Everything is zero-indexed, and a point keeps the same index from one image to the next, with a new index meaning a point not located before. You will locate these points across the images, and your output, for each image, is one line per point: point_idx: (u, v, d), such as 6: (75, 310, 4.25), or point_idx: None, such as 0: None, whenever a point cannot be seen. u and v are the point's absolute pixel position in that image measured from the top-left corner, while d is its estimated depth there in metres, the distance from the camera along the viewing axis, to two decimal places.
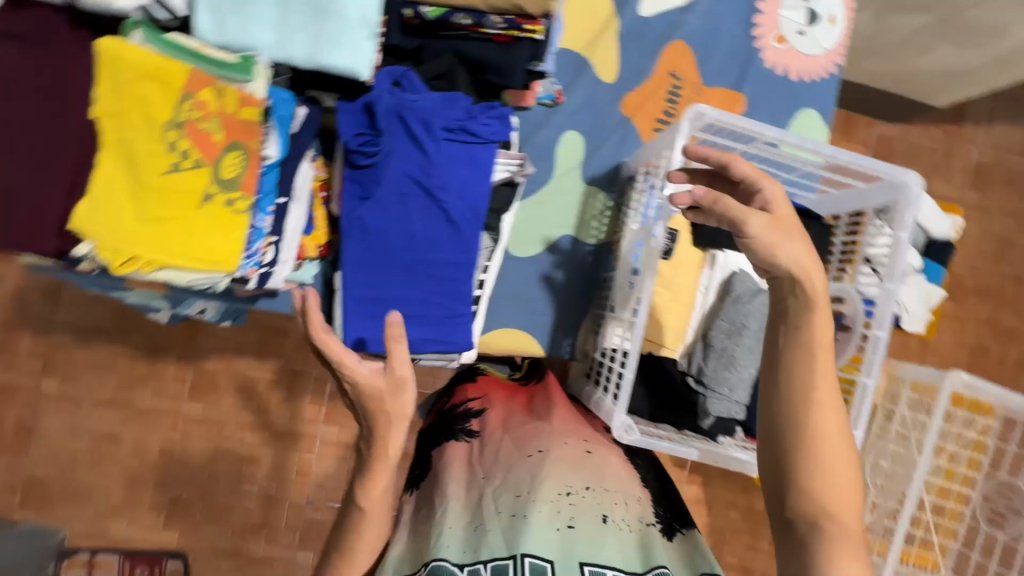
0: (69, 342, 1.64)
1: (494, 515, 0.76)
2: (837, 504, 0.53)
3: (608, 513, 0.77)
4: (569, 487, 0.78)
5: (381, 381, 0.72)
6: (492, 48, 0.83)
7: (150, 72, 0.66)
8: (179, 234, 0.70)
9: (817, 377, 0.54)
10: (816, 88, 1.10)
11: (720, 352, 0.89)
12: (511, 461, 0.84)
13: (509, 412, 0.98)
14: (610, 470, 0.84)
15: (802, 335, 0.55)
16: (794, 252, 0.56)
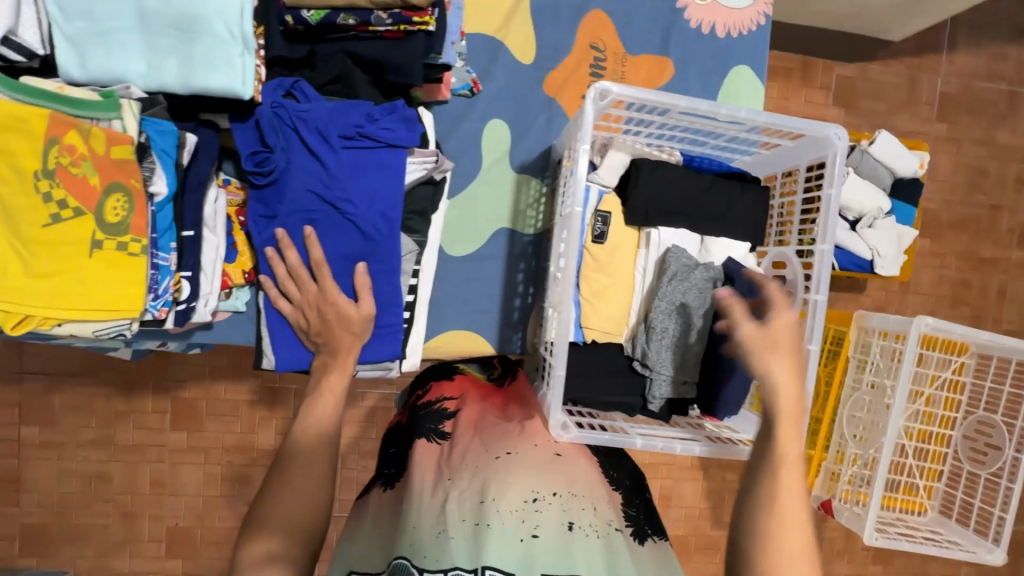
0: (42, 389, 1.61)
1: (458, 523, 0.74)
2: None
3: (573, 521, 0.74)
4: (535, 491, 0.76)
5: (354, 313, 0.81)
6: (383, 45, 0.79)
7: (2, 121, 0.61)
8: (72, 286, 0.67)
9: (780, 490, 0.66)
10: (745, 43, 1.05)
11: (662, 333, 0.87)
12: (477, 466, 0.81)
13: (483, 414, 0.94)
14: (579, 473, 0.81)
15: (769, 448, 0.68)
16: (772, 365, 0.69)
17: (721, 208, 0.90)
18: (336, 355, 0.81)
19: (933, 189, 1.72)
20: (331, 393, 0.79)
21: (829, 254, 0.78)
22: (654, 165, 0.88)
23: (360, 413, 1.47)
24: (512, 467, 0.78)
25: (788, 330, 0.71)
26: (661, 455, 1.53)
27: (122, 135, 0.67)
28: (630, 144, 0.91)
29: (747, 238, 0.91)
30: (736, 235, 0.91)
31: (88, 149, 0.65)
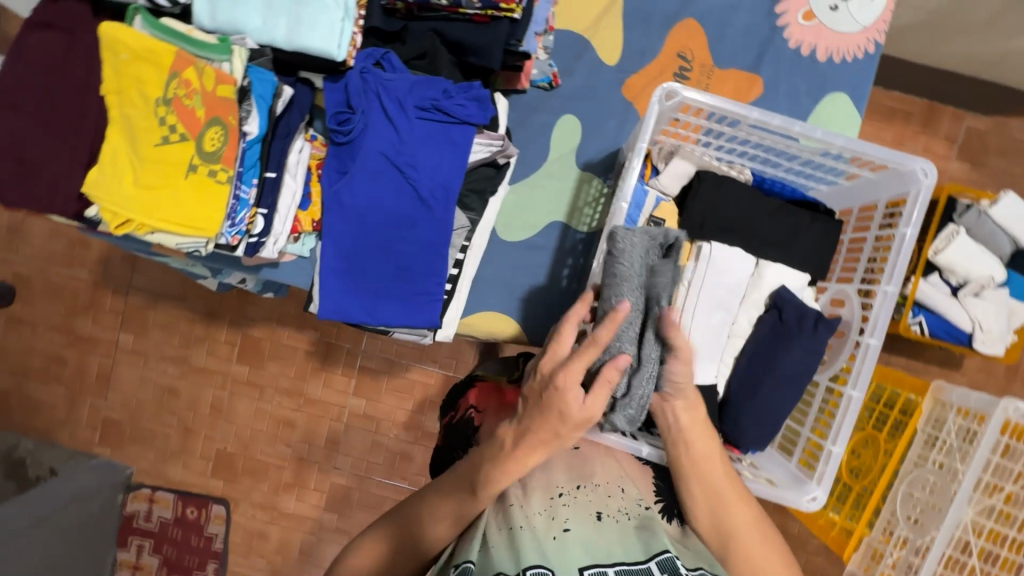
0: (142, 304, 1.84)
1: (498, 532, 0.64)
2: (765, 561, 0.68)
3: (601, 510, 0.69)
4: (559, 488, 0.71)
5: (576, 408, 0.64)
6: (470, 28, 0.83)
7: (141, 53, 0.72)
8: (167, 200, 0.77)
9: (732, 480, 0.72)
10: (848, 69, 0.99)
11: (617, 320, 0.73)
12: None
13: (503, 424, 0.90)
14: (597, 462, 0.77)
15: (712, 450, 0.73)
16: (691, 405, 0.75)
17: (786, 234, 0.85)
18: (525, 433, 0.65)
19: None
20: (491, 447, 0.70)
21: (892, 297, 0.72)
22: (718, 178, 0.85)
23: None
24: (536, 471, 0.74)
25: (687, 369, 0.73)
26: None
27: (229, 76, 0.77)
28: (698, 156, 0.88)
29: (809, 270, 0.85)
30: (795, 264, 0.85)
31: (200, 85, 0.75)
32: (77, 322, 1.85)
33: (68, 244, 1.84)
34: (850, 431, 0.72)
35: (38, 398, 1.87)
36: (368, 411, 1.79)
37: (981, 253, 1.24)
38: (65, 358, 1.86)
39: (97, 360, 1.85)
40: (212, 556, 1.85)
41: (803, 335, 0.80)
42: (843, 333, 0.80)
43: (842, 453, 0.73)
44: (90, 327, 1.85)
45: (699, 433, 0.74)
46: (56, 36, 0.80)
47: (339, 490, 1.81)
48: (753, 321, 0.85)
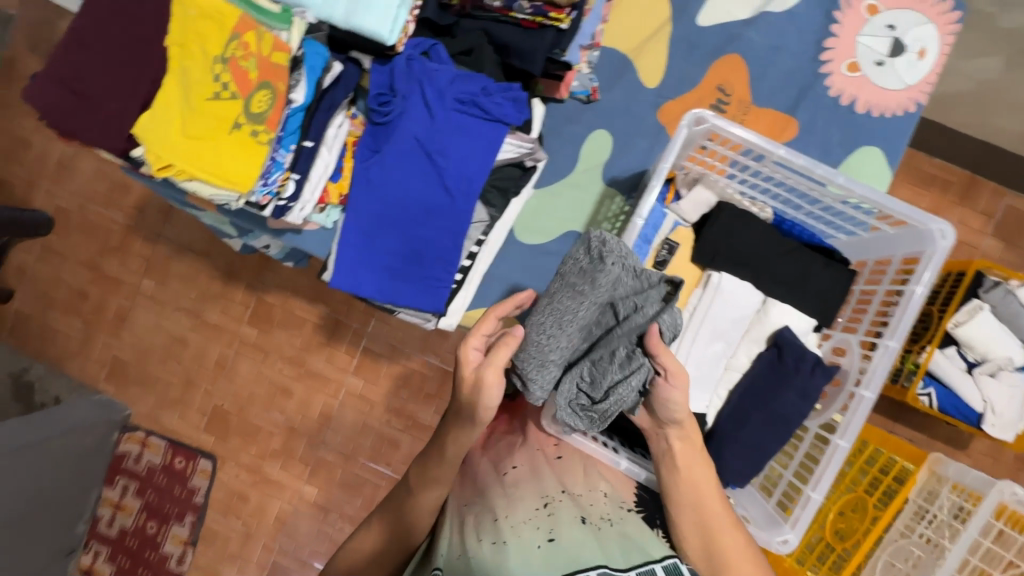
0: (167, 254, 1.90)
1: (478, 543, 0.67)
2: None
3: (586, 515, 0.70)
4: (545, 497, 0.73)
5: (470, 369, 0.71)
6: (518, 32, 0.86)
7: (207, 11, 0.78)
8: (208, 151, 0.80)
9: (720, 508, 0.72)
10: (886, 124, 0.99)
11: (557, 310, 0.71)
12: (482, 480, 0.79)
13: (492, 426, 0.92)
14: (579, 473, 0.80)
15: (696, 475, 0.74)
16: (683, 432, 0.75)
17: (795, 277, 0.85)
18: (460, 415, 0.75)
19: None
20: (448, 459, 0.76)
21: (893, 352, 0.71)
22: (737, 213, 0.86)
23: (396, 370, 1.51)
24: (523, 481, 0.76)
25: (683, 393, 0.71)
26: None
27: (285, 44, 0.82)
28: (722, 187, 0.89)
29: (814, 315, 0.85)
30: (802, 307, 0.85)
31: (257, 48, 0.80)
32: (104, 261, 1.93)
33: (109, 186, 1.93)
34: (833, 479, 0.71)
35: (56, 327, 1.95)
36: (363, 391, 1.82)
37: (1000, 332, 1.21)
38: (87, 294, 1.94)
39: (117, 300, 1.92)
40: (190, 509, 1.88)
41: (799, 375, 0.80)
42: (840, 382, 0.79)
43: (819, 501, 0.71)
44: (116, 268, 1.93)
45: (693, 460, 0.74)
46: None
47: (323, 465, 1.84)
48: (752, 357, 0.86)
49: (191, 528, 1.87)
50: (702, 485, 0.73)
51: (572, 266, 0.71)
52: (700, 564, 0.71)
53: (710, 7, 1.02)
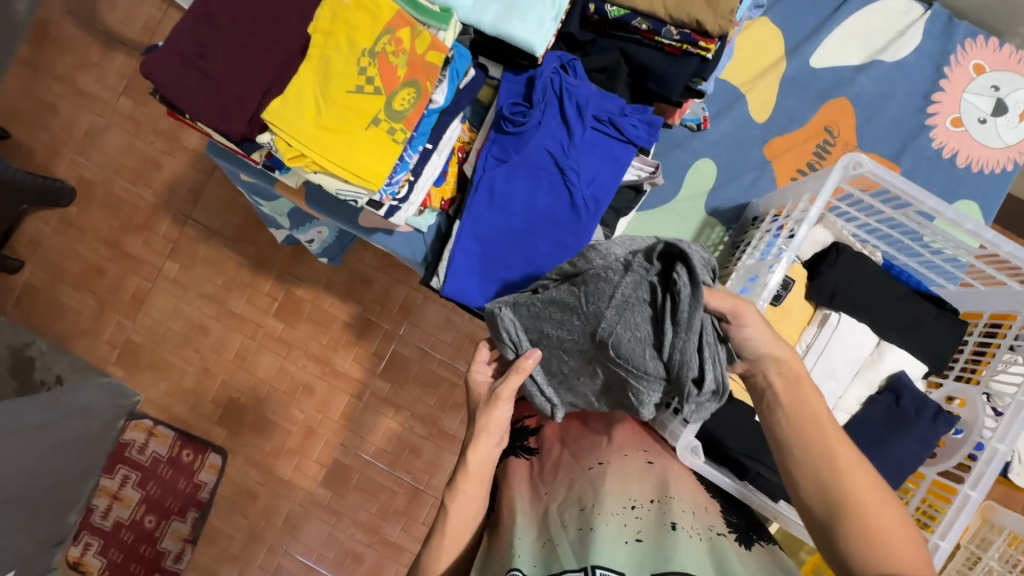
0: (195, 237, 1.82)
1: (562, 530, 0.69)
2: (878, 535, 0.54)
3: (676, 521, 0.66)
4: (632, 499, 0.70)
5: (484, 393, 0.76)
6: (660, 57, 0.86)
7: (364, 4, 0.77)
8: (344, 146, 0.78)
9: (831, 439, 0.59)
10: (983, 179, 1.03)
11: (578, 350, 0.71)
12: (569, 470, 0.77)
13: (567, 423, 0.86)
14: (672, 479, 0.75)
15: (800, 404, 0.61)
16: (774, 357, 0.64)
17: (911, 323, 0.87)
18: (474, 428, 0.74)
19: None
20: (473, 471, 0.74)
21: None
22: (856, 255, 0.87)
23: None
24: (608, 475, 0.73)
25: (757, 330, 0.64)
26: None
27: (442, 45, 0.79)
28: (839, 228, 0.91)
29: (928, 362, 0.88)
30: (915, 353, 0.87)
31: (410, 45, 0.78)
32: (127, 239, 1.84)
33: (138, 161, 1.83)
34: (961, 529, 0.71)
35: (65, 303, 1.84)
36: (390, 395, 1.76)
37: None
38: (104, 270, 1.84)
39: (136, 280, 1.83)
40: (193, 505, 1.78)
41: (920, 423, 0.82)
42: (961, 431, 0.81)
43: (946, 548, 0.71)
44: (138, 247, 1.84)
45: (803, 383, 0.61)
46: None
47: (339, 468, 1.77)
48: (863, 400, 0.88)
49: (193, 525, 1.77)
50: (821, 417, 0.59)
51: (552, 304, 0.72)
52: (819, 511, 0.57)
53: (824, 50, 1.05)
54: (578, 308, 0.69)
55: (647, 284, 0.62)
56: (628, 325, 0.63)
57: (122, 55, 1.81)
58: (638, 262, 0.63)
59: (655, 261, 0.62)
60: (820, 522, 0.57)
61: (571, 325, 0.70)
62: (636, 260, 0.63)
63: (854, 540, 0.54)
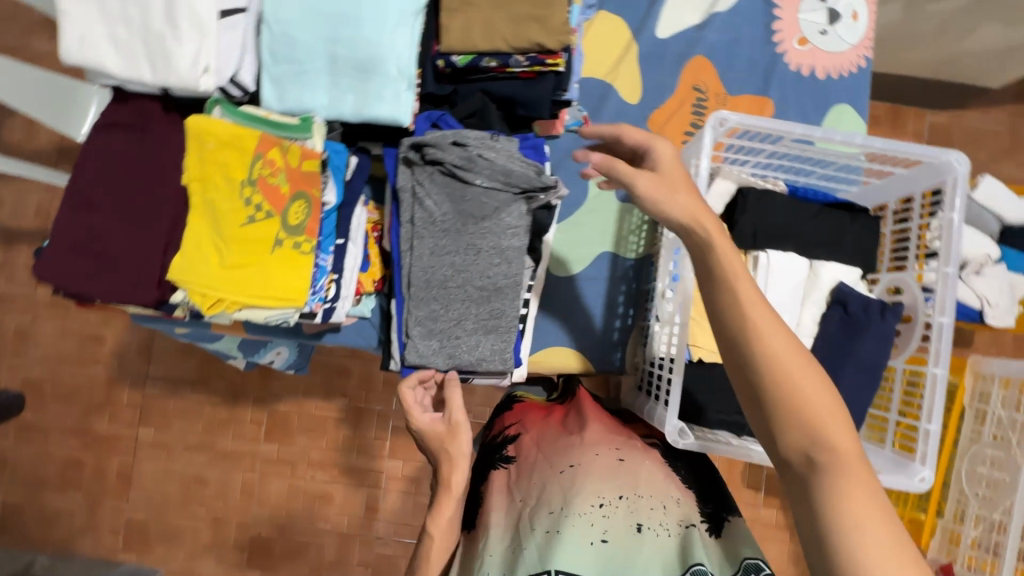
0: (160, 394, 1.78)
1: (531, 534, 0.75)
2: (811, 412, 0.50)
3: (642, 522, 0.74)
4: (600, 498, 0.76)
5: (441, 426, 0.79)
6: (518, 84, 0.91)
7: (225, 140, 0.77)
8: (255, 276, 0.79)
9: (751, 309, 0.53)
10: (844, 83, 1.10)
11: (466, 247, 0.89)
12: (541, 477, 0.83)
13: (543, 431, 0.93)
14: (646, 474, 0.81)
15: (723, 271, 0.55)
16: (680, 205, 0.60)
17: (831, 235, 0.92)
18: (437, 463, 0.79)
19: None
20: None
21: (953, 277, 0.78)
22: (761, 193, 0.92)
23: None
24: (579, 477, 0.79)
25: (675, 163, 0.64)
26: (748, 508, 1.45)
27: (313, 151, 0.82)
28: (737, 174, 0.95)
29: (859, 264, 0.93)
30: (846, 260, 0.93)
31: (284, 163, 0.80)
32: (92, 422, 1.77)
33: (78, 343, 1.78)
34: (941, 405, 0.76)
35: (54, 509, 1.76)
36: (406, 472, 1.73)
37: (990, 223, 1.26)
38: (81, 461, 1.77)
39: (117, 459, 1.76)
40: None
41: (872, 322, 0.86)
42: (910, 317, 0.86)
43: (936, 429, 0.75)
44: (107, 425, 1.77)
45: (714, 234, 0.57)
46: (133, 137, 0.85)
47: (384, 561, 1.73)
48: (817, 319, 0.91)
49: None
50: (737, 277, 0.54)
51: (418, 247, 0.89)
52: (741, 375, 0.53)
53: (665, 20, 1.12)
54: (432, 228, 0.88)
55: (434, 177, 0.88)
56: (457, 189, 0.88)
57: (25, 248, 1.78)
58: (416, 164, 0.87)
59: (418, 155, 0.87)
60: (745, 386, 0.53)
61: (444, 237, 0.89)
62: (414, 166, 0.87)
63: (773, 396, 0.50)
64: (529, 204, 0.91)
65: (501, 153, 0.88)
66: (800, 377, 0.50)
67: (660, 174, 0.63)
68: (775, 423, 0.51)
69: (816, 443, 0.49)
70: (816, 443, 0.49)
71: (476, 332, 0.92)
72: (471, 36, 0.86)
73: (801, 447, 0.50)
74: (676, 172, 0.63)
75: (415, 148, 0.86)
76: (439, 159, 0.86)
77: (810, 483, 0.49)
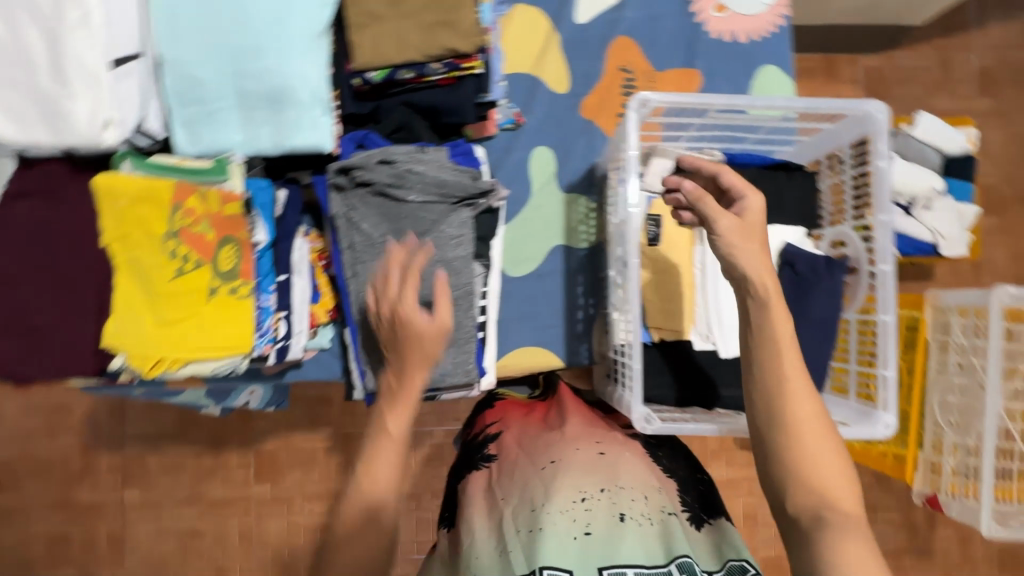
0: (140, 453, 1.72)
1: (514, 534, 0.75)
2: (822, 471, 0.57)
3: (625, 512, 0.75)
4: (583, 491, 0.77)
5: (425, 324, 0.70)
6: (439, 91, 0.89)
7: (140, 195, 0.74)
8: (195, 329, 0.77)
9: (787, 371, 0.59)
10: (766, 44, 1.11)
11: None
12: (523, 475, 0.83)
13: (524, 428, 0.94)
14: (627, 467, 0.82)
15: (766, 332, 0.60)
16: (749, 257, 0.62)
17: (771, 198, 0.93)
18: (402, 374, 0.71)
19: (989, 166, 1.61)
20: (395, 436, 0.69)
21: (888, 224, 0.79)
22: None
23: (423, 455, 1.41)
24: (559, 471, 0.80)
25: (760, 213, 0.66)
26: (742, 470, 1.47)
27: (232, 193, 0.79)
28: (671, 150, 0.96)
29: (801, 222, 0.94)
30: (789, 221, 0.94)
31: (204, 209, 0.77)
32: (73, 494, 1.71)
33: (44, 416, 1.71)
34: (894, 352, 0.78)
35: None
36: None
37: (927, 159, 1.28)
38: (69, 535, 1.70)
39: (105, 527, 1.70)
40: None
41: (821, 279, 0.87)
42: (856, 269, 0.87)
43: (891, 375, 0.77)
44: (89, 494, 1.71)
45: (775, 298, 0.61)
46: (44, 202, 0.81)
47: None
48: None
49: None
50: (783, 340, 0.60)
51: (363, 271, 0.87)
52: (764, 428, 0.59)
53: (582, 5, 1.10)
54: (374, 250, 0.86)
55: (368, 199, 0.86)
56: (393, 207, 0.87)
57: None
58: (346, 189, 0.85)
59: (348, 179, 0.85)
60: (765, 437, 0.59)
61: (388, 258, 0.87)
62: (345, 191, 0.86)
63: (790, 448, 0.58)
64: (469, 211, 0.90)
65: (431, 165, 0.87)
66: (816, 442, 0.58)
67: (747, 219, 0.65)
68: (788, 479, 0.58)
69: (826, 503, 0.56)
70: (824, 501, 0.56)
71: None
72: (382, 50, 0.84)
73: (814, 506, 0.56)
74: (757, 221, 0.66)
75: (343, 173, 0.85)
76: (366, 177, 0.85)
77: (816, 538, 0.55)
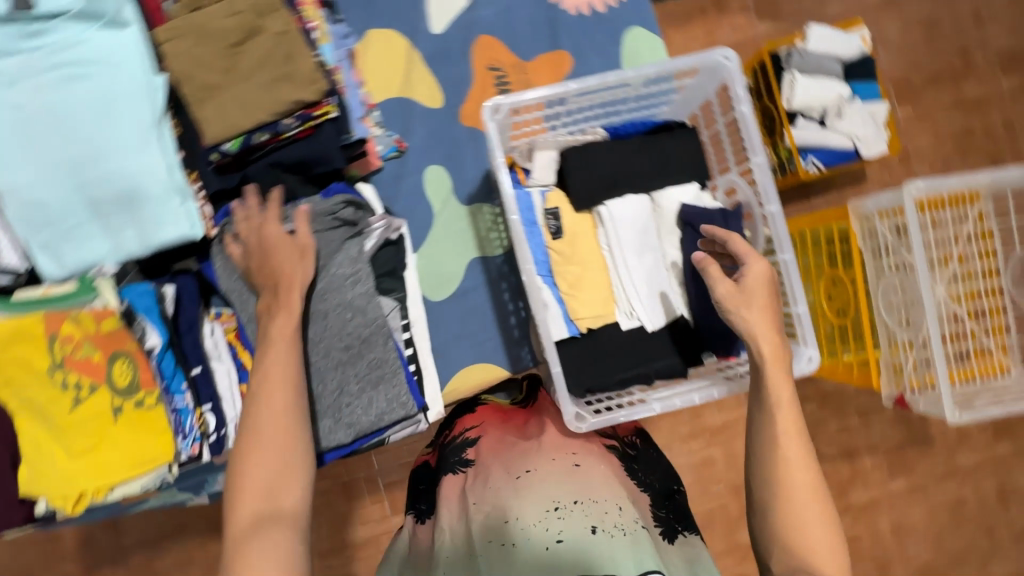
0: None
1: (486, 544, 0.75)
2: (808, 536, 0.66)
3: (597, 524, 0.73)
4: (555, 500, 0.76)
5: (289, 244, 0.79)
6: (300, 144, 0.87)
7: (13, 336, 0.71)
8: (109, 452, 0.74)
9: (779, 431, 0.70)
10: (625, 9, 1.11)
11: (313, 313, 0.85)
12: (498, 483, 0.81)
13: (503, 438, 0.91)
14: (600, 479, 0.80)
15: (767, 395, 0.71)
16: (750, 320, 0.73)
17: (659, 161, 0.93)
18: (278, 294, 0.76)
19: (891, 59, 1.56)
20: (282, 339, 0.72)
21: (763, 164, 0.82)
22: (580, 149, 0.92)
23: None
24: (533, 483, 0.79)
25: (762, 279, 0.75)
26: None
27: (105, 309, 0.77)
28: (554, 139, 0.95)
29: (693, 177, 0.94)
30: (681, 179, 0.94)
31: (83, 332, 0.75)
32: None
33: None
34: (801, 285, 0.81)
35: None
36: None
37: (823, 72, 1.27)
38: None
39: None
40: None
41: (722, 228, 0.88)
42: (751, 215, 0.89)
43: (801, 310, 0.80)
44: None
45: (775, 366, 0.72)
46: None
47: None
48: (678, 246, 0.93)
49: None
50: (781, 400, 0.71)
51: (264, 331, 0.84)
52: (759, 484, 0.70)
53: (435, 14, 1.08)
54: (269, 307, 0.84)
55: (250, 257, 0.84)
56: None
57: None
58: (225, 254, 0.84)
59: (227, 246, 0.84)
60: (758, 493, 0.70)
61: None
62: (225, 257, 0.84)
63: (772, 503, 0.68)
64: (359, 243, 0.87)
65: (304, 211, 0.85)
66: (805, 505, 0.67)
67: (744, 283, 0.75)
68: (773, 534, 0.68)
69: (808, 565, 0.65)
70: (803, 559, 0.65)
71: (365, 390, 0.87)
72: (229, 119, 0.81)
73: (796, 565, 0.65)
74: (759, 286, 0.75)
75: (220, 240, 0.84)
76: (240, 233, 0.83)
77: None
